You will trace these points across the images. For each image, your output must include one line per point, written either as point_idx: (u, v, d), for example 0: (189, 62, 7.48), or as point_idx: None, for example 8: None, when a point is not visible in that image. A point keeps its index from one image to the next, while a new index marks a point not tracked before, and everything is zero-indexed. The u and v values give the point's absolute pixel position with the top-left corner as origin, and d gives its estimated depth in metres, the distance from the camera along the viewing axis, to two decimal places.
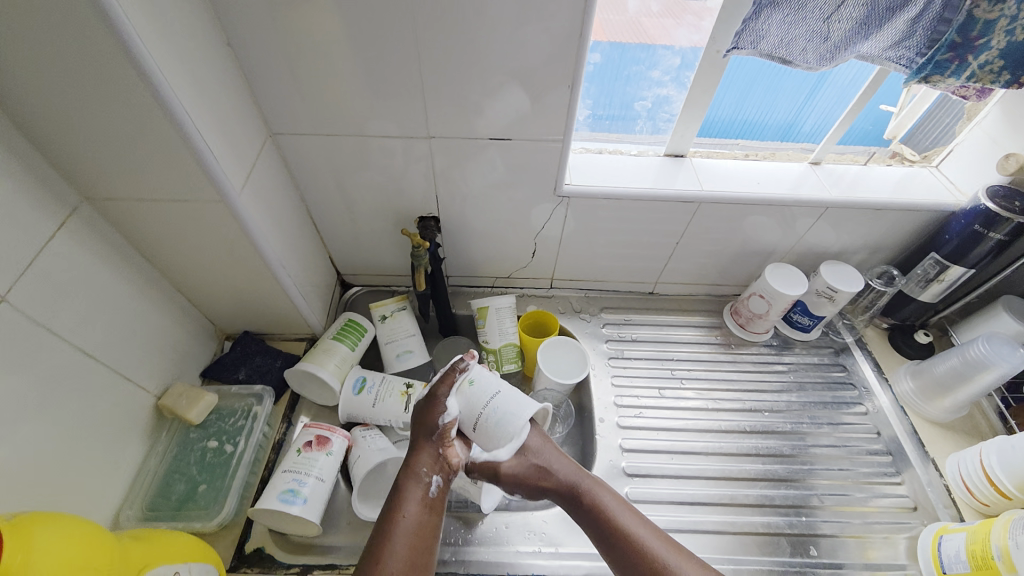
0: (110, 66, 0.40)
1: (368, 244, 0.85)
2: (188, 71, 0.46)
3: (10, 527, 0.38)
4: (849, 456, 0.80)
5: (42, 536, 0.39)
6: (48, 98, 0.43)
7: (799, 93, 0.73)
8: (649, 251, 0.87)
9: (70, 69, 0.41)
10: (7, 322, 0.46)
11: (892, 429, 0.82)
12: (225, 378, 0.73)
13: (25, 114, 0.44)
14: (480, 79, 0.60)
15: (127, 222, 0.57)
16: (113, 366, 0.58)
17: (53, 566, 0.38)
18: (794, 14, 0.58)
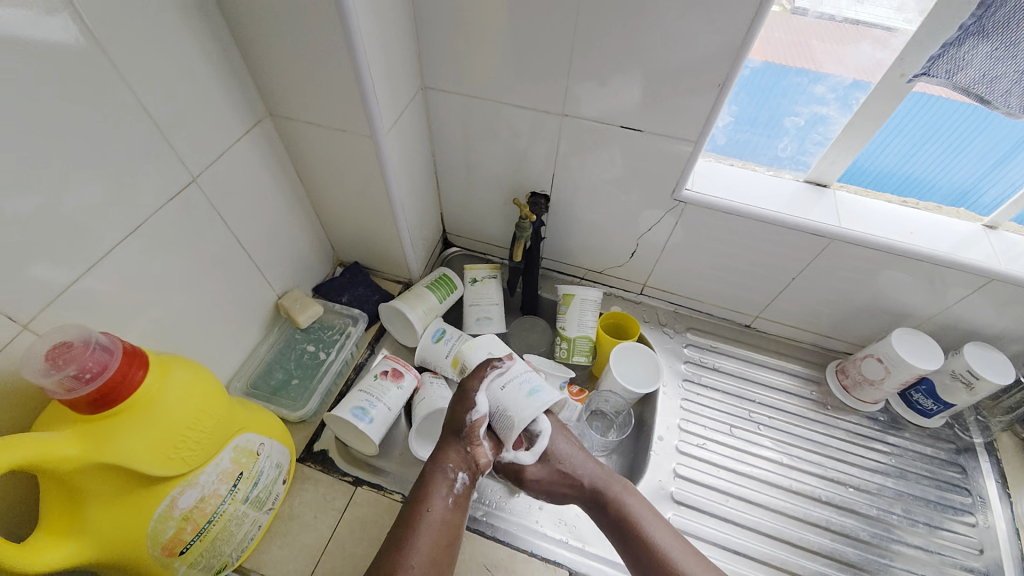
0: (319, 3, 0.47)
1: (477, 209, 0.90)
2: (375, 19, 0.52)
3: (158, 361, 0.46)
4: (937, 566, 0.70)
5: (178, 376, 0.47)
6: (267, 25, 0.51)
7: (989, 153, 0.64)
8: (758, 281, 0.81)
9: (289, 3, 0.48)
10: (195, 203, 0.56)
11: (999, 551, 0.70)
12: (331, 297, 0.82)
13: (246, 35, 0.53)
14: (628, 67, 0.60)
15: (293, 141, 0.66)
16: (254, 260, 0.68)
17: (178, 402, 0.46)
18: (1005, 49, 0.49)
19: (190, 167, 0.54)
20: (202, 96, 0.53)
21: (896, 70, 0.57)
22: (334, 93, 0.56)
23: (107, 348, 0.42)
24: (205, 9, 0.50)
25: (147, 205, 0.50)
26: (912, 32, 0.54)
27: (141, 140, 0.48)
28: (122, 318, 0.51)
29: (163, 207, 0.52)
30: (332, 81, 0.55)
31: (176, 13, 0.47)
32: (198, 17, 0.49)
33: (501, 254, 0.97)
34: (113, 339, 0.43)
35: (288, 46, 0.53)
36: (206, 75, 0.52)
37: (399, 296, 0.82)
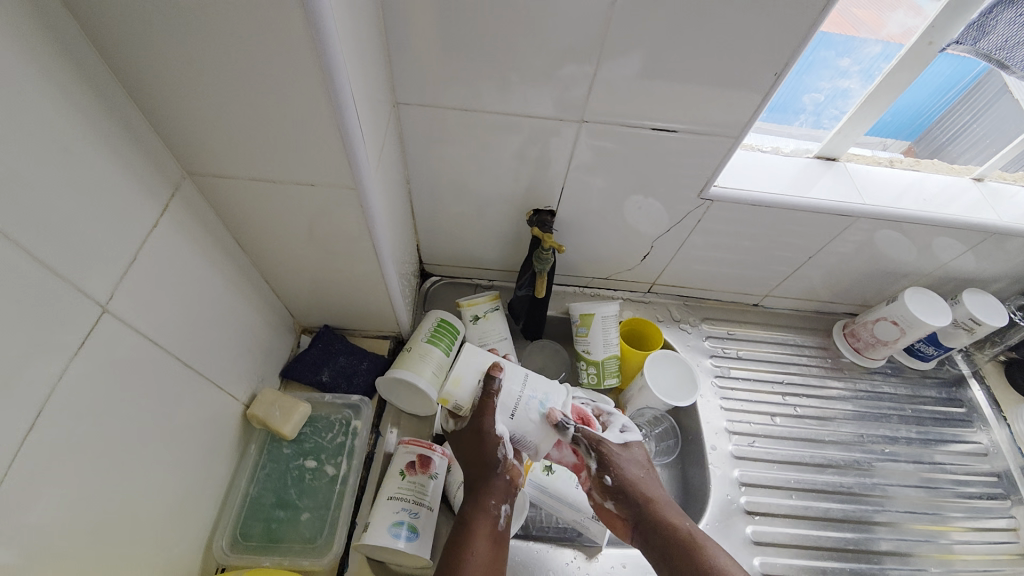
0: (270, 17, 0.32)
1: (460, 233, 0.76)
2: (354, 27, 0.37)
3: None
4: (931, 500, 0.75)
5: None
6: (177, 55, 0.34)
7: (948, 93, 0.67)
8: (772, 264, 0.79)
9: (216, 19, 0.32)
10: (110, 327, 0.38)
11: (1007, 464, 0.78)
12: (307, 379, 0.66)
13: (141, 72, 0.36)
14: (647, 58, 0.51)
15: (228, 203, 0.48)
16: (205, 367, 0.51)
17: None
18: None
19: (93, 293, 0.36)
20: (89, 173, 0.35)
21: (924, 39, 0.53)
22: (295, 136, 0.41)
23: None
24: (71, 44, 0.32)
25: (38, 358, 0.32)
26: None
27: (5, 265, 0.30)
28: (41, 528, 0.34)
29: (70, 351, 0.35)
30: (291, 121, 0.39)
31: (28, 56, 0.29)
32: (64, 59, 0.32)
33: (492, 277, 0.85)
34: None
35: (216, 81, 0.36)
36: (87, 141, 0.34)
37: (397, 360, 0.67)
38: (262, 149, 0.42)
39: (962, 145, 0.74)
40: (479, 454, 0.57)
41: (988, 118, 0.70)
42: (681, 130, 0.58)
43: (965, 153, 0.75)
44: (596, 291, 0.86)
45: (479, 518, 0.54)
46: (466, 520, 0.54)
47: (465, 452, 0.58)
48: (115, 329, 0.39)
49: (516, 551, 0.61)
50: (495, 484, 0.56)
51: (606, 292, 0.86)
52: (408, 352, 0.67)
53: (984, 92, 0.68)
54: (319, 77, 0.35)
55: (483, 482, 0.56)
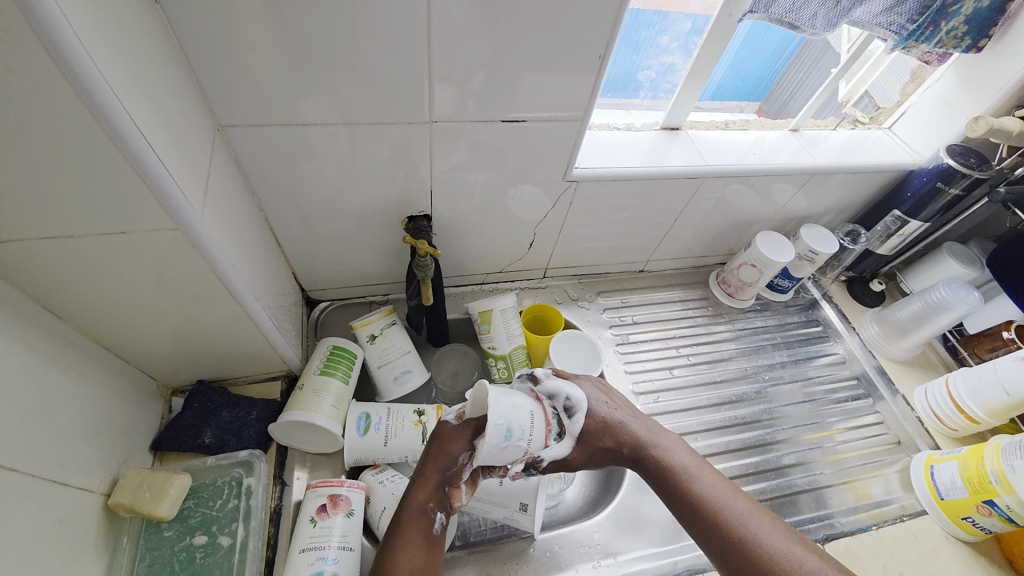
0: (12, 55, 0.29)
1: (338, 253, 0.72)
2: (118, 59, 0.35)
3: None
4: (815, 410, 0.86)
5: None
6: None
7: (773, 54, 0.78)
8: (647, 231, 0.84)
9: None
10: None
11: (863, 367, 0.91)
12: (186, 446, 0.59)
13: None
14: (479, 52, 0.52)
15: (24, 269, 0.41)
16: (41, 464, 0.43)
17: None
18: None
19: None
20: None
21: (724, 11, 0.60)
22: (91, 182, 0.37)
23: None
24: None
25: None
26: None
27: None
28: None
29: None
30: (75, 166, 0.35)
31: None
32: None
33: (385, 291, 0.81)
34: None
35: None
36: None
37: (290, 401, 0.62)
38: (53, 198, 0.37)
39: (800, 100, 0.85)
40: (441, 453, 0.56)
41: (813, 78, 0.83)
42: (532, 117, 0.60)
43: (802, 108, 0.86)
44: (494, 286, 0.87)
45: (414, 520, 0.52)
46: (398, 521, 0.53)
47: (423, 451, 0.57)
48: None
49: (453, 564, 0.60)
50: (438, 488, 0.55)
51: (504, 285, 0.87)
52: (300, 390, 0.62)
53: (810, 52, 0.80)
54: (91, 117, 0.33)
55: (425, 484, 0.55)
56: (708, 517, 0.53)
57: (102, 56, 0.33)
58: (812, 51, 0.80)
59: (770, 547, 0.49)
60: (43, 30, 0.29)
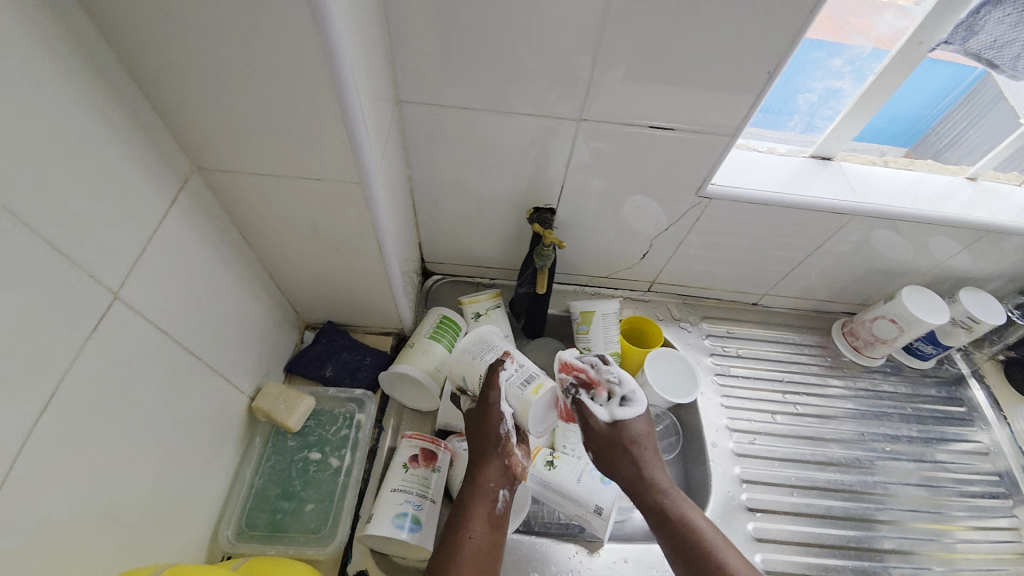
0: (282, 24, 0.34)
1: (461, 232, 0.77)
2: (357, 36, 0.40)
3: None
4: (936, 498, 0.75)
5: None
6: (178, 40, 0.35)
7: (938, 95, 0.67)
8: (771, 263, 0.79)
9: (220, 19, 0.34)
10: (130, 323, 0.40)
11: (1008, 463, 0.78)
12: (311, 374, 0.67)
13: (159, 73, 0.37)
14: (645, 58, 0.52)
15: (237, 198, 0.49)
16: (213, 362, 0.51)
17: None
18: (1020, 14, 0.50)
19: (109, 279, 0.37)
20: (104, 166, 0.35)
21: (913, 38, 0.55)
22: (299, 135, 0.42)
23: None
24: (74, 25, 0.32)
25: (36, 347, 0.32)
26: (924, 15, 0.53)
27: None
28: (41, 525, 0.34)
29: (85, 335, 0.36)
30: (293, 118, 0.41)
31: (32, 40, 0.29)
32: (68, 39, 0.32)
33: (493, 274, 0.86)
34: None
35: (226, 75, 0.37)
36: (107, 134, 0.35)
37: (401, 355, 0.68)
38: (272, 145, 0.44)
39: (962, 148, 0.73)
40: (487, 441, 0.58)
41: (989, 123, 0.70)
42: (681, 128, 0.59)
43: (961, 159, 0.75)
44: (597, 290, 0.87)
45: (480, 502, 0.56)
46: (464, 503, 0.56)
47: (473, 438, 0.59)
48: (132, 327, 0.40)
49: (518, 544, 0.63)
50: (500, 467, 0.58)
51: (607, 290, 0.87)
52: (410, 348, 0.68)
53: (981, 99, 0.68)
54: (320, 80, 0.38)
55: (485, 470, 0.58)
56: None
57: (349, 29, 0.37)
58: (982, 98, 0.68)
59: None
60: (318, 13, 0.33)
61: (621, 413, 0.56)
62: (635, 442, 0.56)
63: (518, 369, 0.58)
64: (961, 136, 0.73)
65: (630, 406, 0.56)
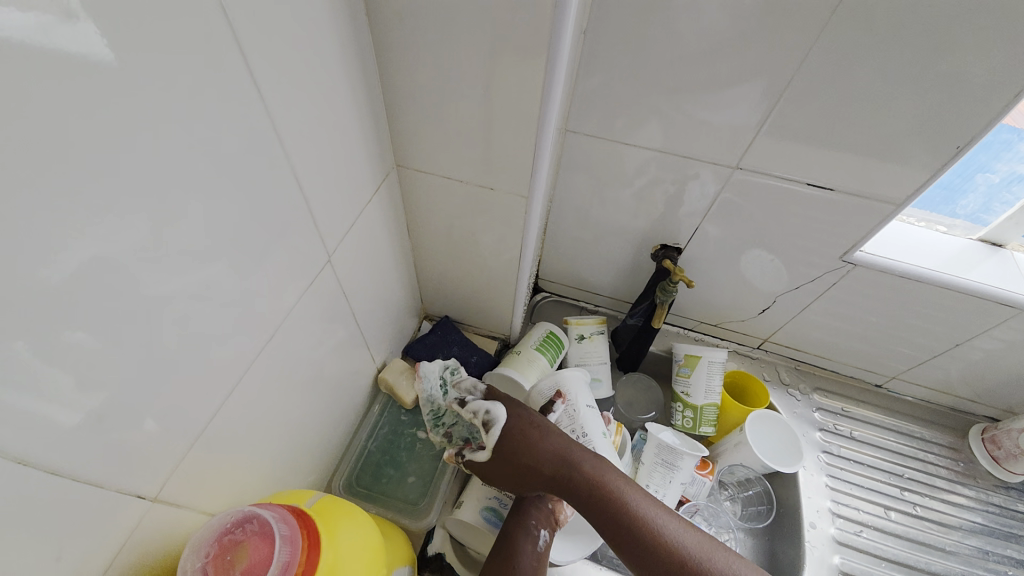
0: (520, 61, 0.39)
1: (580, 256, 0.81)
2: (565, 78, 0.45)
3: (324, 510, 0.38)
4: None
5: (349, 539, 0.37)
6: (430, 64, 0.42)
7: None
8: (908, 345, 0.73)
9: (471, 52, 0.40)
10: (325, 286, 0.47)
11: None
12: (425, 360, 0.73)
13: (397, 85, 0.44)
14: (822, 118, 0.51)
15: (415, 195, 0.56)
16: (363, 332, 0.58)
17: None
18: None
19: (326, 244, 0.44)
20: (343, 154, 0.43)
21: None
22: (488, 150, 0.48)
23: (287, 541, 0.33)
24: (359, 44, 0.40)
25: (271, 291, 0.39)
26: None
27: (277, 200, 0.37)
28: (238, 439, 0.40)
29: (301, 289, 0.43)
30: (489, 135, 0.46)
31: (330, 52, 0.37)
32: (352, 54, 0.40)
33: (598, 302, 0.87)
34: (290, 525, 0.34)
35: (449, 93, 0.44)
36: (351, 131, 0.43)
37: (506, 359, 0.72)
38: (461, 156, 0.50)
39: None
40: (523, 486, 0.55)
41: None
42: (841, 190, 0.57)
43: None
44: (702, 337, 0.85)
45: (524, 541, 0.52)
46: (509, 540, 0.52)
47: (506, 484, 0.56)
48: (325, 290, 0.47)
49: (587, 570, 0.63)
50: (540, 506, 0.55)
51: (712, 339, 0.85)
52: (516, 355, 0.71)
53: None
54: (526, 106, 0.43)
55: (525, 512, 0.54)
56: None
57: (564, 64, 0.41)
58: None
59: None
60: (552, 59, 0.39)
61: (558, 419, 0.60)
62: (625, 480, 0.54)
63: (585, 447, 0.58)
64: None
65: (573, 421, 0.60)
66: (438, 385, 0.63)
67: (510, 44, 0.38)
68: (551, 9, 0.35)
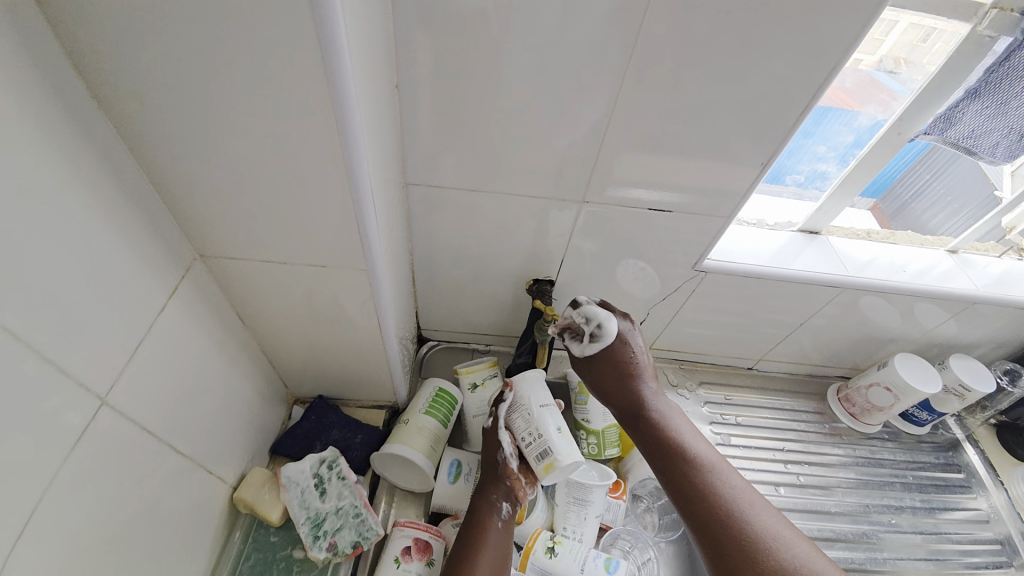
0: (308, 133, 0.34)
1: (458, 300, 0.77)
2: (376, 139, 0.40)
3: None
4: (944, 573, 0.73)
5: None
6: (198, 143, 0.34)
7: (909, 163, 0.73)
8: (766, 330, 0.80)
9: (248, 127, 0.34)
10: (110, 429, 0.36)
11: (1006, 527, 0.78)
12: (299, 455, 0.64)
13: (168, 169, 0.36)
14: (646, 145, 0.54)
15: (236, 283, 0.48)
16: (196, 455, 0.48)
17: None
18: (995, 107, 0.54)
19: (100, 376, 0.35)
20: (99, 265, 0.34)
21: (893, 129, 0.58)
22: (304, 227, 0.41)
23: None
24: (91, 127, 0.32)
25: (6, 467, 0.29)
26: (908, 104, 0.56)
27: None
28: None
29: (64, 446, 0.33)
30: (300, 212, 0.40)
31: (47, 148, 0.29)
32: (84, 143, 0.31)
33: (488, 341, 0.84)
34: None
35: (237, 173, 0.37)
36: (109, 233, 0.34)
37: (393, 433, 0.65)
38: (275, 238, 0.43)
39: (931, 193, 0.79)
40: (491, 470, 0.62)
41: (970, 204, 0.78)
42: (678, 208, 0.61)
43: (926, 210, 0.81)
44: None
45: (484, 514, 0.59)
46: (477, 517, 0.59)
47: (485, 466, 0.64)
48: (112, 432, 0.37)
49: None
50: (498, 486, 0.62)
51: None
52: (403, 425, 0.65)
53: (938, 157, 0.75)
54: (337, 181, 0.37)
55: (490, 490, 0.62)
56: (717, 504, 0.52)
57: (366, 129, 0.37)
58: (944, 154, 0.75)
59: (759, 525, 0.50)
60: (346, 133, 0.34)
61: (518, 420, 0.63)
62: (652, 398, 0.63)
63: (532, 443, 0.61)
64: (925, 188, 0.79)
65: (546, 407, 0.63)
66: (312, 485, 0.54)
67: (292, 115, 0.33)
68: (325, 78, 0.31)
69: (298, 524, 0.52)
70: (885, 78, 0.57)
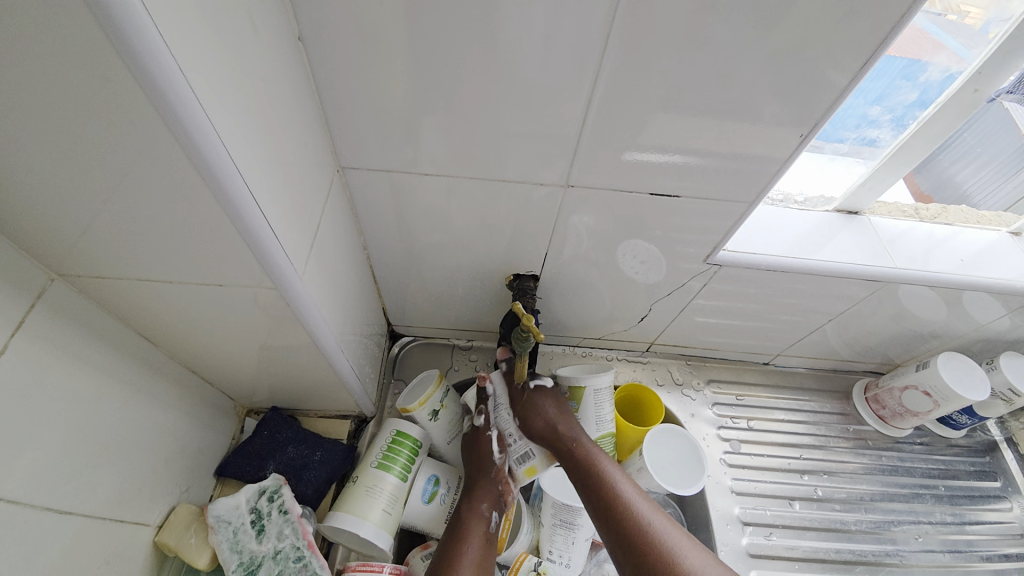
0: (121, 112, 0.23)
1: (430, 296, 0.67)
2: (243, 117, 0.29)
3: None
4: None
5: None
6: None
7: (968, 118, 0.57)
8: (786, 326, 0.70)
9: (28, 110, 0.23)
10: None
11: None
12: (248, 477, 0.57)
13: None
14: (641, 113, 0.42)
15: (124, 303, 0.38)
16: (97, 504, 0.40)
17: None
18: None
19: None
20: None
21: (968, 86, 0.45)
22: (181, 241, 0.31)
23: None
24: None
25: None
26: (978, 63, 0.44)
27: None
28: None
29: None
30: (168, 223, 0.30)
31: None
32: None
33: (469, 337, 0.75)
34: None
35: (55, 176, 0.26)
36: None
37: (342, 496, 0.55)
38: (149, 254, 0.33)
39: (953, 154, 0.63)
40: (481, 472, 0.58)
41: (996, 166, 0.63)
42: (684, 191, 0.49)
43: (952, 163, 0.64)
44: (589, 351, 0.77)
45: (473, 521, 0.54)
46: (463, 522, 0.54)
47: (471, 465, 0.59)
48: None
49: None
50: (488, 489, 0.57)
51: (600, 351, 0.77)
52: (354, 485, 0.56)
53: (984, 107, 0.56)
54: (198, 180, 0.27)
55: (481, 495, 0.57)
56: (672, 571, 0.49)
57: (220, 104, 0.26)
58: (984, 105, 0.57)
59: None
60: (163, 97, 0.23)
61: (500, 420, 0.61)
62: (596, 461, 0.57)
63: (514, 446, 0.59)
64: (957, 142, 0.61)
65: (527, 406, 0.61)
66: (247, 523, 0.52)
67: (85, 87, 0.22)
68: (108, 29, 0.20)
69: (229, 569, 0.49)
70: (936, 28, 0.45)
